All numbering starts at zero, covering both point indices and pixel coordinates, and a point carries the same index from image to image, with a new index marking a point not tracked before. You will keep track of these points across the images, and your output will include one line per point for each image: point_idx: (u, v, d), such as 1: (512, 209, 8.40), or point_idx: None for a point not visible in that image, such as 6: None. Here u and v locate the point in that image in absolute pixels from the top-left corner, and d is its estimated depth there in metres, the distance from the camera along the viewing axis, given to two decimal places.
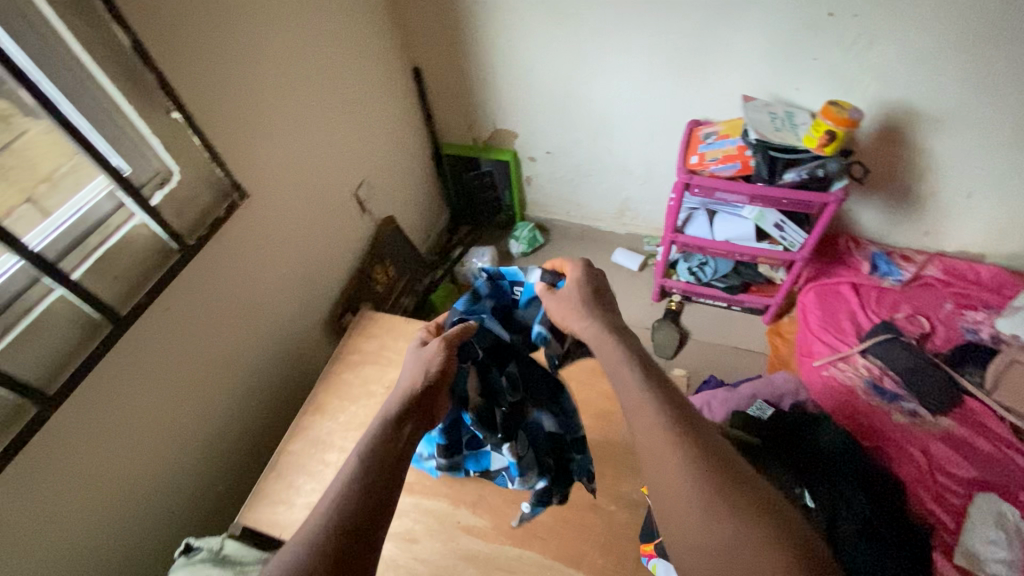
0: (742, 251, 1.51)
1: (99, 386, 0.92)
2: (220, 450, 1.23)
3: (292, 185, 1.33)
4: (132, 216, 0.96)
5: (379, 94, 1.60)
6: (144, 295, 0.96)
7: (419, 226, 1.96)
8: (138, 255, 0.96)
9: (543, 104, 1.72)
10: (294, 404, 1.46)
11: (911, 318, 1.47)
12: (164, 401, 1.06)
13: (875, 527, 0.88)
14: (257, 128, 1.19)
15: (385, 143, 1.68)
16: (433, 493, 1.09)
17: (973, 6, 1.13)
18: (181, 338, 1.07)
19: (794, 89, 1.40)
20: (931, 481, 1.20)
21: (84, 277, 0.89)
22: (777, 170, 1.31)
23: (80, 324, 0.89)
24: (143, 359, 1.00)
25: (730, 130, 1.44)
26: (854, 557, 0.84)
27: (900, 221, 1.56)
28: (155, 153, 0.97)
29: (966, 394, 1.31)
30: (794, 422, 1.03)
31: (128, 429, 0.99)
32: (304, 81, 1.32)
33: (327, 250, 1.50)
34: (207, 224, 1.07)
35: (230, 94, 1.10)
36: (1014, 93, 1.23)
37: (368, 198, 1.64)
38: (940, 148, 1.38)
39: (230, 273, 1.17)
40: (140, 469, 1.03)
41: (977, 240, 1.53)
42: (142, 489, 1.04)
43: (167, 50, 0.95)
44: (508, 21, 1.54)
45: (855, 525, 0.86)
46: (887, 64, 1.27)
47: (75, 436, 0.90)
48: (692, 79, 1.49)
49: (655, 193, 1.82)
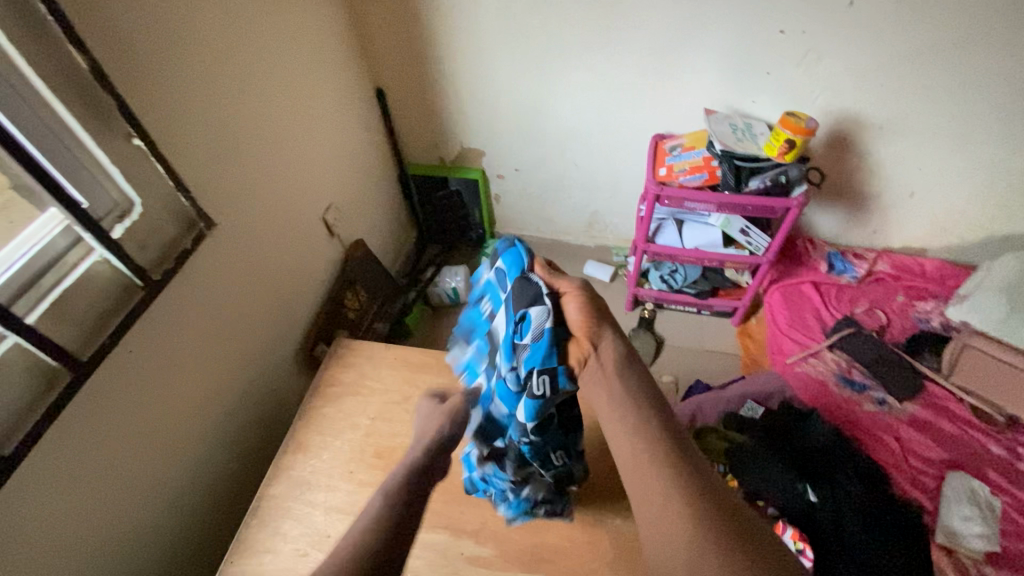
0: (711, 257, 1.57)
1: (58, 442, 0.83)
2: (191, 500, 1.13)
3: (260, 211, 1.27)
4: (91, 251, 0.89)
5: (344, 116, 1.57)
6: (107, 337, 0.88)
7: (388, 248, 1.92)
8: (98, 293, 0.88)
9: (510, 122, 1.73)
10: (268, 443, 1.37)
11: (869, 312, 1.57)
12: (130, 451, 0.96)
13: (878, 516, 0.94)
14: (223, 153, 1.13)
15: (351, 166, 1.64)
16: (432, 526, 1.04)
17: (907, 24, 1.24)
18: (147, 382, 0.99)
19: (751, 102, 1.48)
20: (906, 465, 1.26)
21: (40, 321, 0.82)
22: (742, 178, 1.38)
23: (36, 373, 0.81)
24: (107, 407, 0.91)
25: (695, 142, 1.50)
26: (863, 547, 0.90)
27: (851, 221, 1.67)
28: (115, 184, 0.90)
29: (926, 379, 1.41)
30: (788, 417, 1.09)
31: (90, 486, 0.89)
32: (269, 104, 1.27)
33: (298, 277, 1.43)
34: (173, 257, 1.00)
35: (195, 119, 1.05)
36: (945, 100, 1.35)
37: (337, 222, 1.59)
38: (883, 152, 1.49)
39: (198, 308, 1.10)
40: (103, 531, 0.93)
41: (919, 236, 1.65)
42: (106, 554, 0.94)
43: (129, 73, 0.89)
44: (474, 41, 1.55)
45: (860, 517, 0.92)
46: (833, 76, 1.37)
47: (31, 501, 0.80)
48: (655, 94, 1.55)
49: (622, 205, 1.87)
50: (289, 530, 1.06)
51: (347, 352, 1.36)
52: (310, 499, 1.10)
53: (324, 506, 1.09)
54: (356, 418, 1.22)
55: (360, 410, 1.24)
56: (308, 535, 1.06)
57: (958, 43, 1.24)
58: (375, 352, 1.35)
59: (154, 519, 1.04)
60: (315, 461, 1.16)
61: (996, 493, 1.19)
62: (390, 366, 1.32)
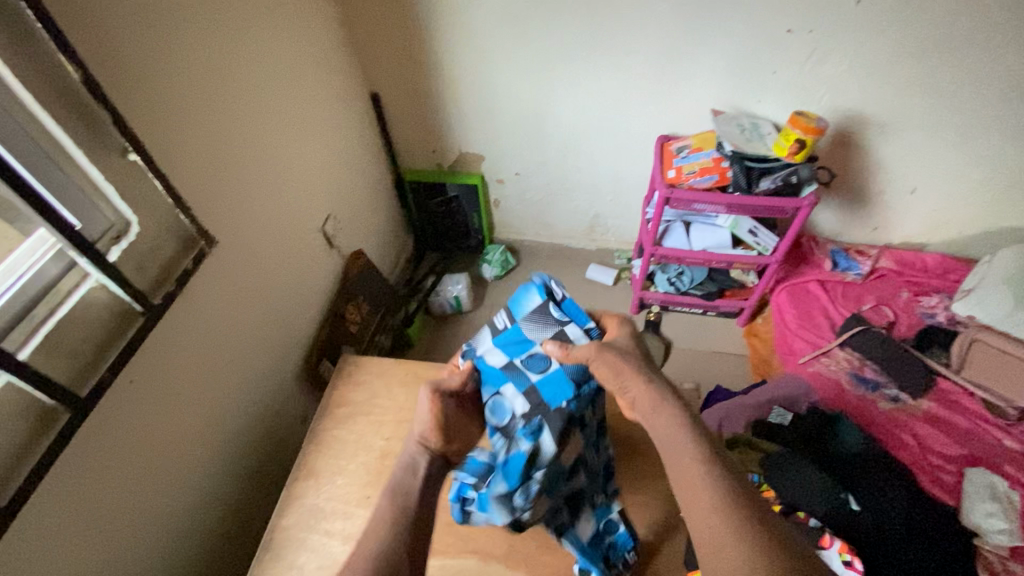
0: (720, 258, 1.55)
1: (58, 487, 0.76)
2: (197, 536, 1.06)
3: (259, 225, 1.20)
4: (86, 277, 0.82)
5: (340, 123, 1.51)
6: (106, 370, 0.81)
7: (386, 258, 1.86)
8: (95, 323, 0.82)
9: (510, 125, 1.69)
10: (272, 468, 1.30)
11: (876, 309, 1.57)
12: (132, 490, 0.89)
13: (915, 521, 0.99)
14: (220, 166, 1.07)
15: (348, 174, 1.58)
16: (459, 551, 0.99)
17: (913, 22, 1.24)
18: (149, 414, 0.92)
19: (756, 102, 1.47)
20: (925, 462, 1.26)
21: (33, 357, 0.74)
22: (753, 179, 1.36)
23: (30, 414, 0.74)
24: (108, 444, 0.84)
25: (702, 144, 1.48)
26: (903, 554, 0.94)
27: (853, 219, 1.68)
28: (109, 203, 0.84)
29: (937, 375, 1.41)
30: (814, 425, 1.12)
31: (93, 530, 0.82)
32: (266, 112, 1.20)
33: (299, 293, 1.37)
34: (173, 279, 0.93)
35: (191, 130, 0.98)
36: (948, 97, 1.36)
37: (335, 233, 1.53)
38: (886, 150, 1.49)
39: (199, 331, 1.03)
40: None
41: (920, 231, 1.67)
42: None
43: (122, 84, 0.82)
44: (473, 44, 1.50)
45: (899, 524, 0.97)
46: (838, 74, 1.37)
47: (31, 554, 0.73)
48: (659, 96, 1.52)
49: (624, 207, 1.84)
50: (306, 563, 1.00)
51: (355, 369, 1.30)
52: (326, 529, 1.04)
53: (342, 535, 1.03)
54: (369, 440, 1.17)
55: (373, 430, 1.18)
56: (328, 568, 1.00)
57: (963, 40, 1.25)
58: (383, 368, 1.30)
59: (160, 560, 0.97)
60: (329, 487, 1.10)
61: (1013, 486, 1.19)
62: (401, 382, 1.27)
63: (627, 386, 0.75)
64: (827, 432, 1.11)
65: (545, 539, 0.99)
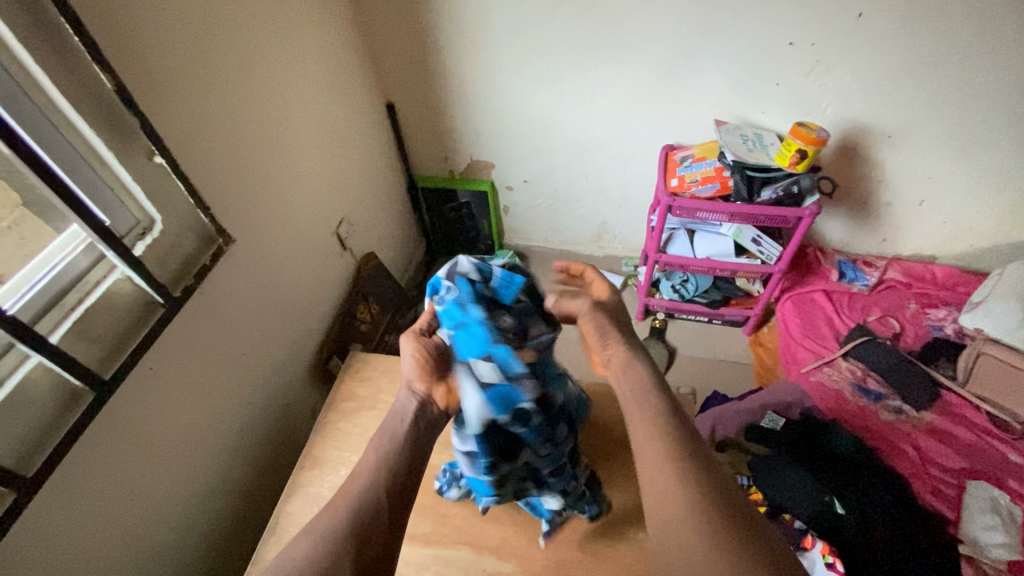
0: (723, 267, 1.56)
1: (81, 461, 0.83)
2: (207, 518, 1.12)
3: (275, 226, 1.27)
4: (114, 270, 0.89)
5: (356, 130, 1.58)
6: (128, 355, 0.88)
7: (398, 261, 1.92)
8: (120, 311, 0.88)
9: (520, 134, 1.74)
10: (281, 459, 1.35)
11: (882, 320, 1.56)
12: (149, 470, 0.96)
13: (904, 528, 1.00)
14: (240, 170, 1.14)
15: (362, 179, 1.64)
16: (454, 542, 1.03)
17: (915, 35, 1.25)
18: (167, 399, 0.98)
19: (760, 113, 1.50)
20: (926, 474, 1.26)
21: (63, 340, 0.81)
22: (755, 188, 1.38)
23: (59, 393, 0.80)
24: (128, 425, 0.90)
25: (706, 153, 1.51)
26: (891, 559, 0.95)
27: (861, 230, 1.68)
28: (136, 201, 0.91)
29: (942, 388, 1.40)
30: (808, 427, 1.16)
31: (111, 505, 0.89)
32: (285, 119, 1.28)
33: (311, 292, 1.43)
34: (192, 273, 0.99)
35: (213, 135, 1.05)
36: (953, 110, 1.36)
37: (349, 235, 1.59)
38: (893, 161, 1.50)
39: (216, 324, 1.10)
40: (122, 552, 0.92)
41: (929, 244, 1.66)
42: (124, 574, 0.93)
43: (151, 92, 0.90)
44: (485, 56, 1.55)
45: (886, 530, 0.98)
46: (842, 86, 1.38)
47: (54, 522, 0.79)
48: (666, 107, 1.55)
49: (631, 215, 1.87)
50: None
51: (362, 366, 1.35)
52: None
53: None
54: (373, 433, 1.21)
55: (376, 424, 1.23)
56: None
57: (967, 53, 1.26)
58: (389, 365, 1.35)
59: (172, 538, 1.03)
60: (332, 477, 1.15)
61: (1014, 500, 1.18)
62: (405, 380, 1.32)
63: (609, 346, 0.84)
64: (821, 439, 1.12)
65: (535, 533, 1.02)
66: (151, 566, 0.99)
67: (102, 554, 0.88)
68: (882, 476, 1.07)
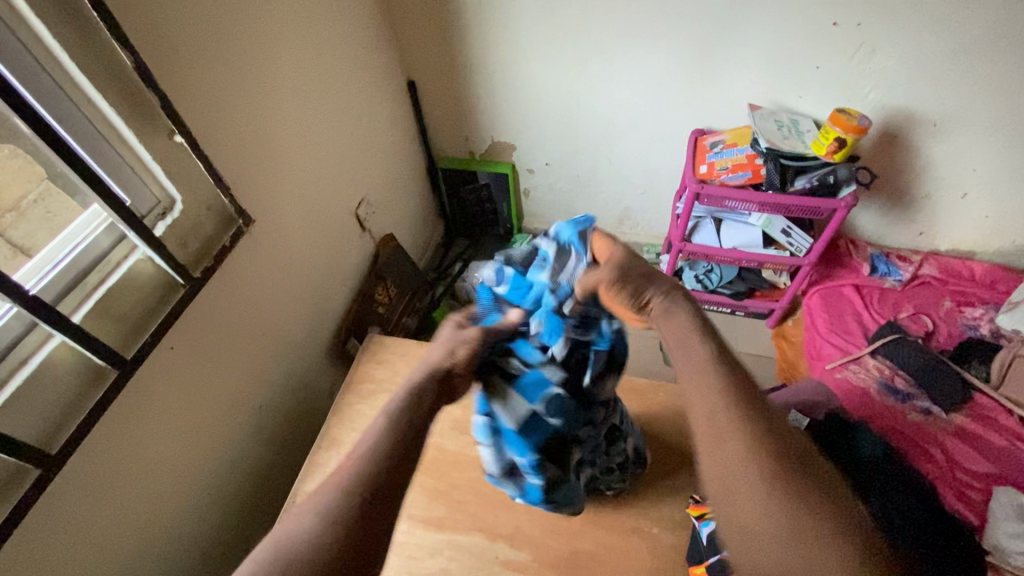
0: (750, 257, 1.52)
1: (104, 437, 0.84)
2: (227, 494, 1.14)
3: (294, 206, 1.25)
4: (134, 249, 0.89)
5: (376, 108, 1.54)
6: (149, 335, 0.88)
7: (416, 242, 1.90)
8: (140, 291, 0.88)
9: (544, 115, 1.69)
10: (298, 437, 1.37)
11: (914, 317, 1.51)
12: (169, 447, 0.97)
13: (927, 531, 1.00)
14: (260, 149, 1.12)
15: (382, 159, 1.62)
16: (468, 528, 1.03)
17: (973, 16, 1.17)
18: (187, 378, 0.99)
19: (797, 97, 1.42)
20: (951, 478, 1.22)
21: (85, 319, 0.82)
22: (788, 178, 1.33)
23: (82, 372, 0.81)
24: (149, 403, 0.91)
25: (737, 139, 1.44)
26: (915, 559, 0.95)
27: (898, 222, 1.61)
28: (156, 180, 0.90)
29: (974, 389, 1.35)
30: (840, 424, 1.12)
31: (134, 480, 0.90)
32: (305, 97, 1.25)
33: (330, 273, 1.42)
34: (212, 255, 0.99)
35: (233, 113, 1.03)
36: (1008, 97, 1.28)
37: (368, 216, 1.58)
38: (937, 150, 1.42)
39: (235, 304, 1.09)
40: (144, 525, 0.94)
41: (969, 239, 1.59)
42: (145, 547, 0.95)
43: (169, 68, 0.88)
44: (510, 33, 1.50)
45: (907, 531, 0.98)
46: (887, 71, 1.30)
47: (78, 496, 0.81)
48: (697, 90, 1.49)
49: (656, 201, 1.82)
50: None
51: (379, 349, 1.35)
52: None
53: None
54: None
55: None
56: None
57: None
58: (406, 349, 1.35)
59: (193, 513, 1.05)
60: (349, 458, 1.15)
61: None
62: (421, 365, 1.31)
63: (646, 298, 0.70)
64: (845, 441, 1.09)
65: (551, 524, 1.02)
66: (172, 540, 1.01)
67: (125, 527, 0.90)
68: (907, 480, 1.05)
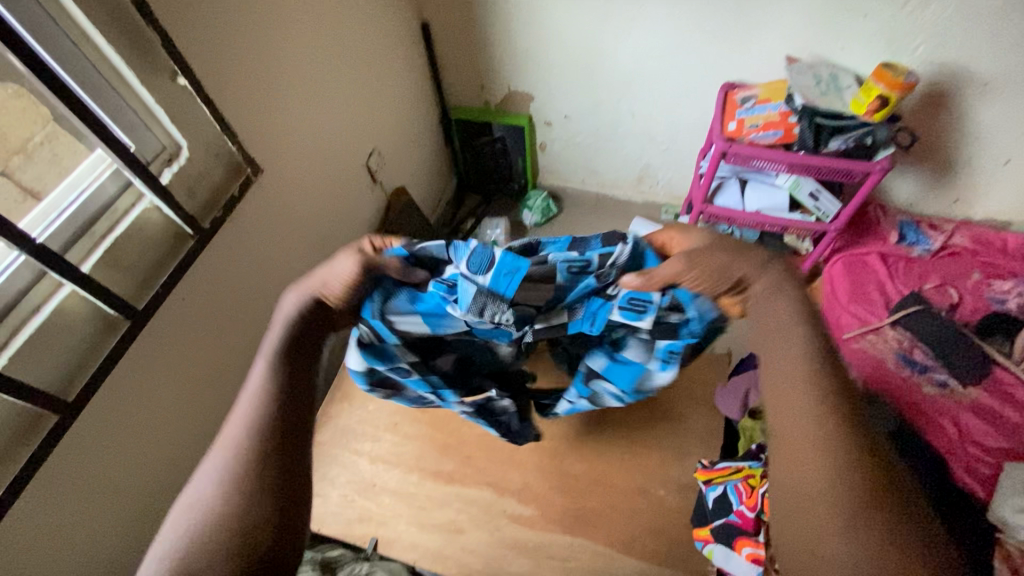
0: (775, 222, 1.46)
1: (117, 385, 0.84)
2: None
3: (304, 155, 1.21)
4: (141, 198, 0.86)
5: (388, 52, 1.47)
6: (160, 286, 0.87)
7: (428, 196, 1.85)
8: (150, 241, 0.86)
9: (565, 63, 1.59)
10: None
11: (940, 289, 1.46)
12: (182, 396, 0.98)
13: None
14: (267, 93, 1.07)
15: (394, 107, 1.55)
16: (477, 483, 1.05)
17: None
18: (199, 329, 0.99)
19: (839, 49, 1.32)
20: (962, 452, 1.22)
21: (95, 269, 0.80)
22: (823, 137, 1.25)
23: (94, 322, 0.80)
24: (162, 353, 0.91)
25: (770, 95, 1.35)
26: None
27: (933, 188, 1.53)
28: (161, 125, 0.86)
29: (995, 364, 1.32)
30: None
31: (147, 427, 0.92)
32: (314, 38, 1.18)
33: (340, 226, 1.40)
34: (221, 206, 0.97)
35: (238, 54, 0.98)
36: None
37: (379, 168, 1.53)
38: (984, 112, 1.33)
39: (245, 256, 1.08)
40: (160, 469, 0.96)
41: (1006, 208, 1.51)
42: (162, 489, 0.98)
43: (170, 3, 0.82)
44: None
45: None
46: (941, 22, 1.20)
47: (94, 440, 0.83)
48: (730, 39, 1.39)
49: (678, 159, 1.74)
50: (336, 476, 1.08)
51: None
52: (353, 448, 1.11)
53: (369, 456, 1.10)
54: None
55: None
56: (355, 483, 1.08)
57: None
58: None
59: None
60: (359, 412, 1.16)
61: None
62: None
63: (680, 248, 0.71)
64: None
65: (559, 482, 1.03)
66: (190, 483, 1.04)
67: (143, 471, 0.93)
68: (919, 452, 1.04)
